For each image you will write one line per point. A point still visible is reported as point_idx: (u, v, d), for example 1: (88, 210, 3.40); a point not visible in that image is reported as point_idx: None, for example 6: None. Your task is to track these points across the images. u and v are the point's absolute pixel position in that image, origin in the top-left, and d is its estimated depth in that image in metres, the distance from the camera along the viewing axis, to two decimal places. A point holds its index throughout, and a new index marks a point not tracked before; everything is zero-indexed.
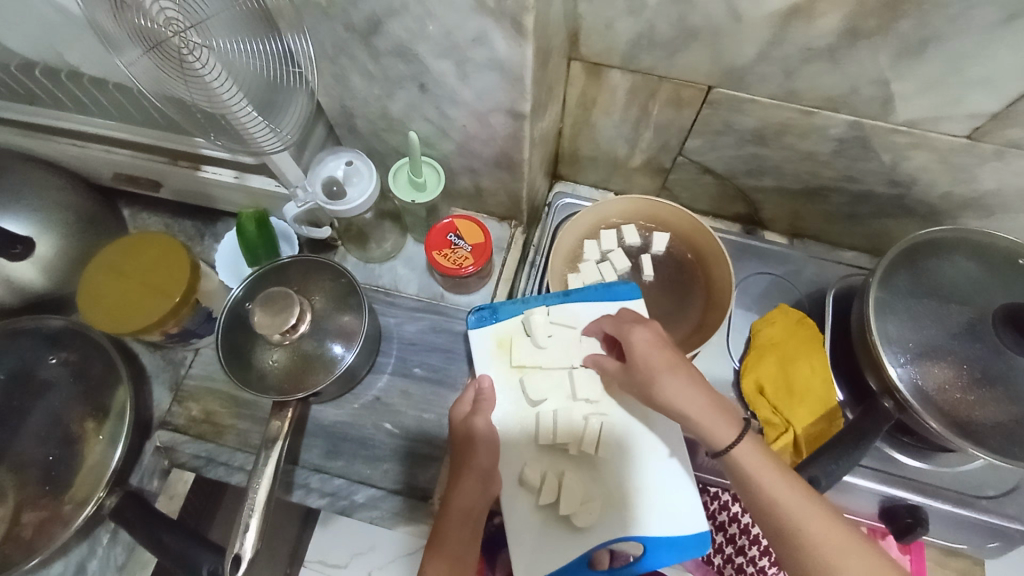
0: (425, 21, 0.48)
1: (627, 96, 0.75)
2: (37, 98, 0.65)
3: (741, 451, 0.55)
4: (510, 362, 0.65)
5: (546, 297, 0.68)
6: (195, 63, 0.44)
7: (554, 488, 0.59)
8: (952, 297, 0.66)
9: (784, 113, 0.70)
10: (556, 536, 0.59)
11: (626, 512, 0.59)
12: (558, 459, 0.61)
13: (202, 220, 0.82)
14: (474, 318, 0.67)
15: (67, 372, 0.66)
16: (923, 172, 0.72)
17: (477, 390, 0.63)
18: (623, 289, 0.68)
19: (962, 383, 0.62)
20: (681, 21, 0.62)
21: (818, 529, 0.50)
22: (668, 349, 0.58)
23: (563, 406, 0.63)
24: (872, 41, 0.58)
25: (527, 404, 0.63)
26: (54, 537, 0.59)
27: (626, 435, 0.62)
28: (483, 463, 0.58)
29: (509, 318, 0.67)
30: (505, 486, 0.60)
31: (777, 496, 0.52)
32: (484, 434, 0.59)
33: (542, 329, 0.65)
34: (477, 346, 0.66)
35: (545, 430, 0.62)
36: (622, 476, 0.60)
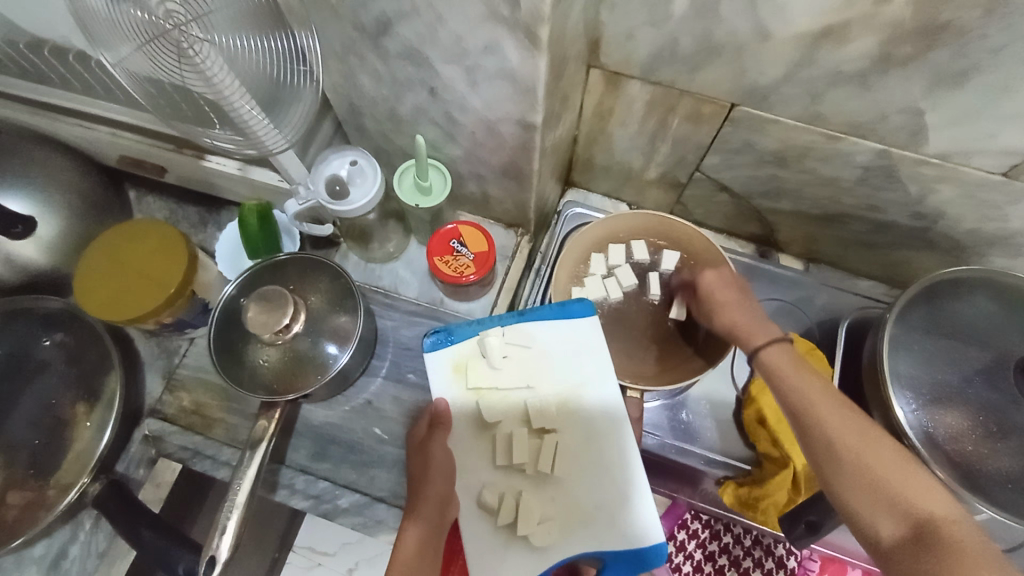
0: (435, 25, 0.46)
1: (645, 108, 0.73)
2: (48, 78, 0.64)
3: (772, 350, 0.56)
4: (466, 387, 0.59)
5: (500, 316, 0.61)
6: (194, 55, 0.42)
7: (512, 509, 0.54)
8: (973, 341, 0.63)
9: (808, 136, 0.67)
10: (516, 557, 0.54)
11: (587, 527, 0.55)
12: (516, 479, 0.56)
13: (206, 207, 0.81)
14: (428, 341, 0.60)
15: (61, 354, 0.66)
16: (950, 207, 0.69)
17: (432, 416, 0.58)
18: (576, 307, 0.62)
19: (976, 434, 0.59)
20: (706, 36, 0.59)
21: (843, 420, 0.50)
22: (737, 288, 0.62)
23: (517, 428, 0.57)
24: (907, 70, 0.55)
25: (481, 429, 0.57)
26: (37, 521, 0.59)
27: (589, 448, 0.57)
28: (439, 488, 0.55)
29: (464, 341, 0.60)
30: (463, 511, 0.55)
31: (799, 385, 0.53)
32: (439, 459, 0.56)
33: (497, 350, 0.59)
34: (432, 371, 0.59)
35: (501, 450, 0.56)
36: (582, 492, 0.56)
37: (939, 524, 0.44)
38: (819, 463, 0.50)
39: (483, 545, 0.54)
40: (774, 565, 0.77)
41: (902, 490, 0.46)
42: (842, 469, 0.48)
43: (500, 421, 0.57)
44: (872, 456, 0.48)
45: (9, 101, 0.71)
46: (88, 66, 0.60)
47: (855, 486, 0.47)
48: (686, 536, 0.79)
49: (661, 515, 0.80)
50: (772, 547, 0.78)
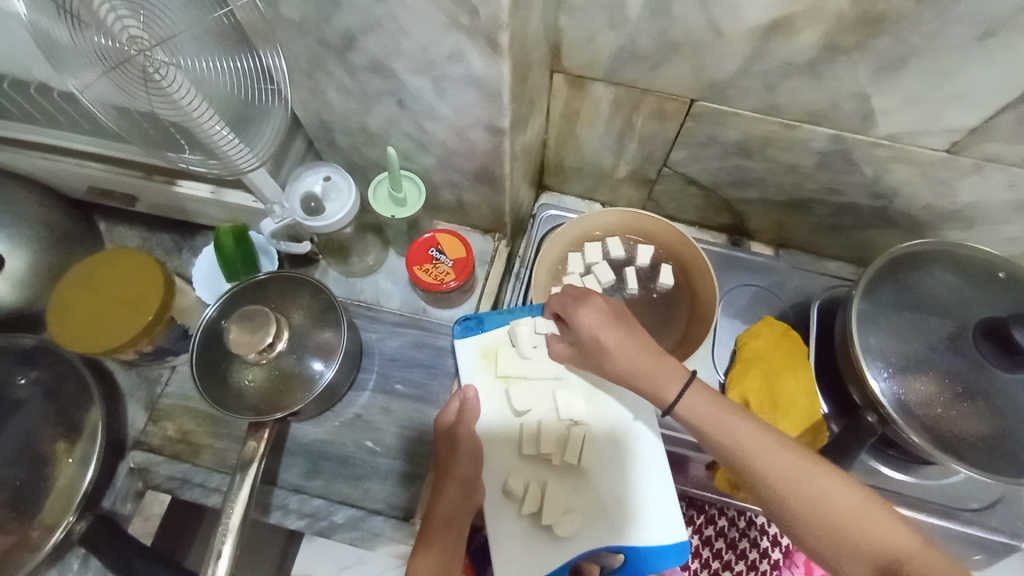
0: (400, 38, 0.47)
1: (611, 108, 0.75)
2: (10, 112, 0.63)
3: (690, 402, 0.57)
4: (495, 373, 0.65)
5: (532, 308, 0.67)
6: (161, 80, 0.44)
7: (536, 497, 0.60)
8: (933, 310, 0.66)
9: (767, 126, 0.70)
10: (540, 545, 0.59)
11: (609, 519, 0.60)
12: (543, 469, 0.62)
13: (181, 233, 0.80)
14: (459, 328, 0.67)
15: (37, 391, 0.64)
16: (904, 185, 0.73)
17: (461, 401, 0.63)
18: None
19: (944, 397, 0.62)
20: (662, 36, 0.61)
21: (784, 471, 0.53)
22: (617, 326, 0.59)
23: (547, 417, 0.63)
24: (851, 57, 0.58)
25: (512, 414, 0.64)
26: (21, 564, 0.58)
27: (612, 441, 0.63)
28: (465, 472, 0.59)
29: (494, 329, 0.67)
30: (488, 495, 0.61)
31: (734, 439, 0.55)
32: (468, 443, 0.60)
33: (527, 340, 0.65)
34: (463, 356, 0.66)
35: (528, 440, 0.62)
36: (606, 484, 0.61)
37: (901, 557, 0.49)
38: (775, 512, 0.54)
39: (507, 532, 0.60)
40: (769, 544, 0.78)
41: (858, 530, 0.50)
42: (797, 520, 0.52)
43: (528, 409, 0.63)
44: (820, 501, 0.51)
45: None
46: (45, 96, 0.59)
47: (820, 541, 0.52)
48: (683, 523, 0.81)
49: None
50: (765, 526, 0.79)
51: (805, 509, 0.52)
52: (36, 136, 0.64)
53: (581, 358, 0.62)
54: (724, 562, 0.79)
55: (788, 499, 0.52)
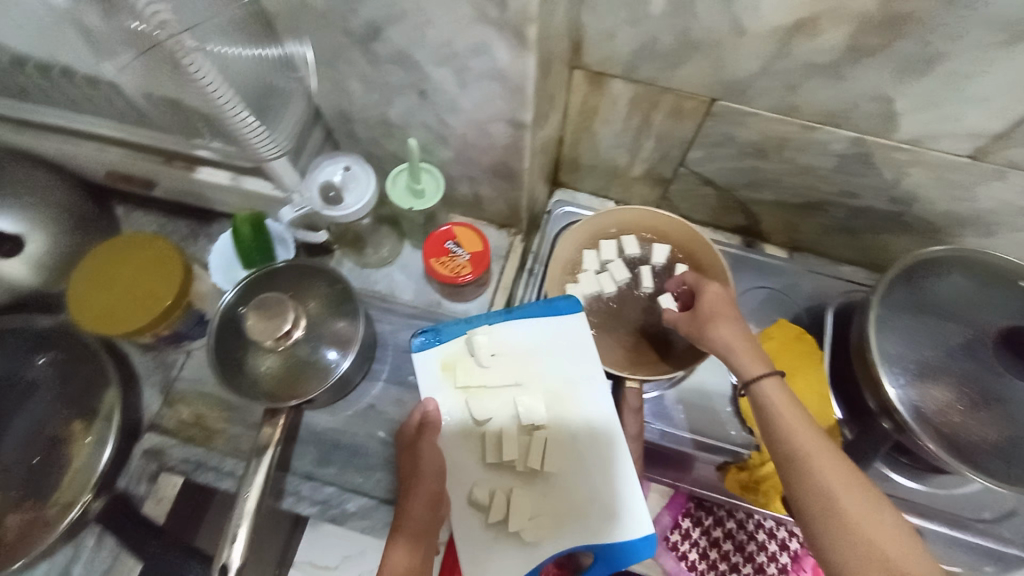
0: (425, 29, 0.47)
1: (629, 106, 0.75)
2: (24, 94, 0.62)
3: (767, 385, 0.56)
4: (454, 384, 0.61)
5: (488, 315, 0.63)
6: (191, 70, 0.43)
7: (502, 505, 0.57)
8: (952, 316, 0.66)
9: (785, 127, 0.70)
10: (506, 554, 0.56)
11: (579, 521, 0.57)
12: (506, 476, 0.58)
13: (197, 220, 0.81)
14: (417, 341, 0.62)
15: (53, 373, 0.65)
16: (923, 190, 0.72)
17: (422, 414, 0.59)
18: (564, 304, 0.64)
19: (961, 406, 0.61)
20: (683, 34, 0.61)
21: (839, 468, 0.50)
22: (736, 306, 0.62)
23: (509, 425, 0.59)
24: (874, 59, 0.57)
25: (474, 426, 0.59)
26: (36, 543, 0.58)
27: (578, 444, 0.59)
28: (432, 487, 0.57)
29: (452, 340, 0.62)
30: (454, 507, 0.57)
31: (799, 431, 0.53)
32: (429, 458, 0.57)
33: (485, 349, 0.61)
34: (421, 370, 0.61)
35: (491, 447, 0.58)
36: (574, 486, 0.58)
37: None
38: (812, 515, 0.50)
39: (475, 542, 0.56)
40: (778, 547, 0.79)
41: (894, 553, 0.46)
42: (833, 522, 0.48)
43: (490, 418, 0.59)
44: (861, 511, 0.48)
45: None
46: (55, 77, 0.57)
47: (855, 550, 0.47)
48: (691, 524, 0.81)
49: (664, 506, 0.81)
50: (775, 529, 0.79)
51: (845, 514, 0.48)
52: (55, 119, 0.64)
53: (685, 324, 0.64)
54: (731, 563, 0.79)
55: (834, 498, 0.49)
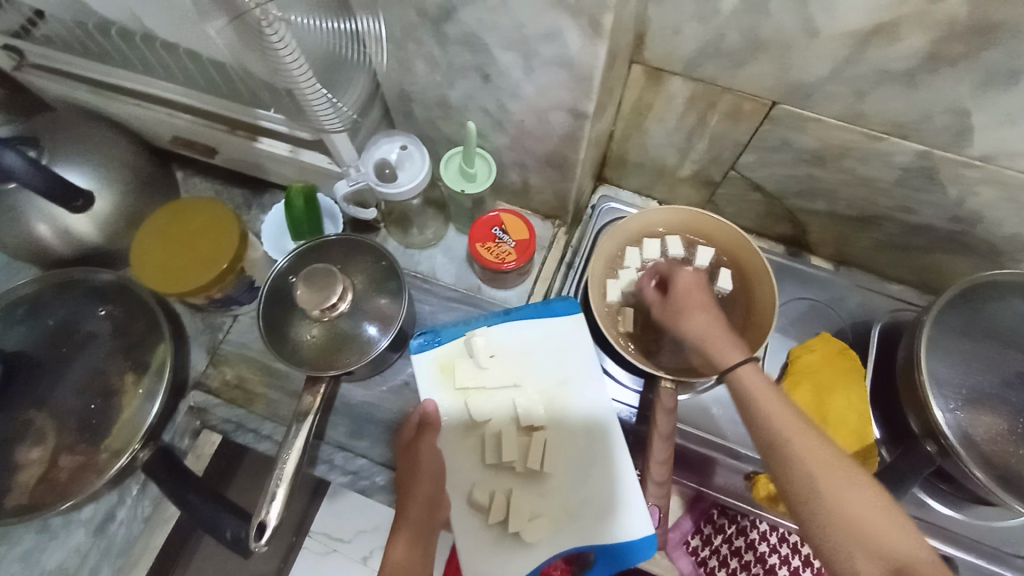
0: (499, 12, 0.47)
1: (685, 105, 0.74)
2: (100, 53, 0.65)
3: (744, 372, 0.58)
4: (453, 386, 0.62)
5: (487, 317, 0.66)
6: (274, 37, 0.43)
7: (501, 506, 0.58)
8: (1010, 343, 0.64)
9: (848, 135, 0.68)
10: (508, 555, 0.57)
11: (578, 524, 0.58)
12: (504, 477, 0.60)
13: (252, 190, 0.85)
14: (417, 342, 0.64)
15: (110, 326, 0.68)
16: (990, 210, 0.69)
17: (421, 414, 0.60)
18: (559, 306, 0.67)
19: (1012, 436, 0.60)
20: (753, 33, 0.60)
21: (819, 452, 0.51)
22: (705, 295, 0.68)
23: (507, 427, 0.61)
24: (956, 69, 0.55)
25: (472, 427, 0.61)
26: (87, 485, 0.61)
27: (574, 445, 0.61)
28: (427, 490, 0.57)
29: (451, 341, 0.64)
30: (453, 508, 0.58)
31: (777, 416, 0.54)
32: (428, 459, 0.58)
33: (483, 350, 0.63)
34: (419, 371, 0.63)
35: (490, 448, 0.60)
36: (572, 487, 0.59)
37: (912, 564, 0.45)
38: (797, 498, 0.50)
39: (475, 542, 0.57)
40: (800, 563, 0.77)
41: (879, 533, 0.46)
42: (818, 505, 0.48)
43: (489, 418, 0.61)
44: (844, 492, 0.48)
45: (45, 71, 0.69)
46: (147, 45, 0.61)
47: (831, 525, 0.47)
48: (713, 531, 0.80)
49: (686, 512, 0.80)
50: (798, 545, 0.78)
51: (829, 491, 0.48)
52: (123, 80, 0.65)
53: (660, 312, 0.70)
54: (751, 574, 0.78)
55: (816, 478, 0.49)
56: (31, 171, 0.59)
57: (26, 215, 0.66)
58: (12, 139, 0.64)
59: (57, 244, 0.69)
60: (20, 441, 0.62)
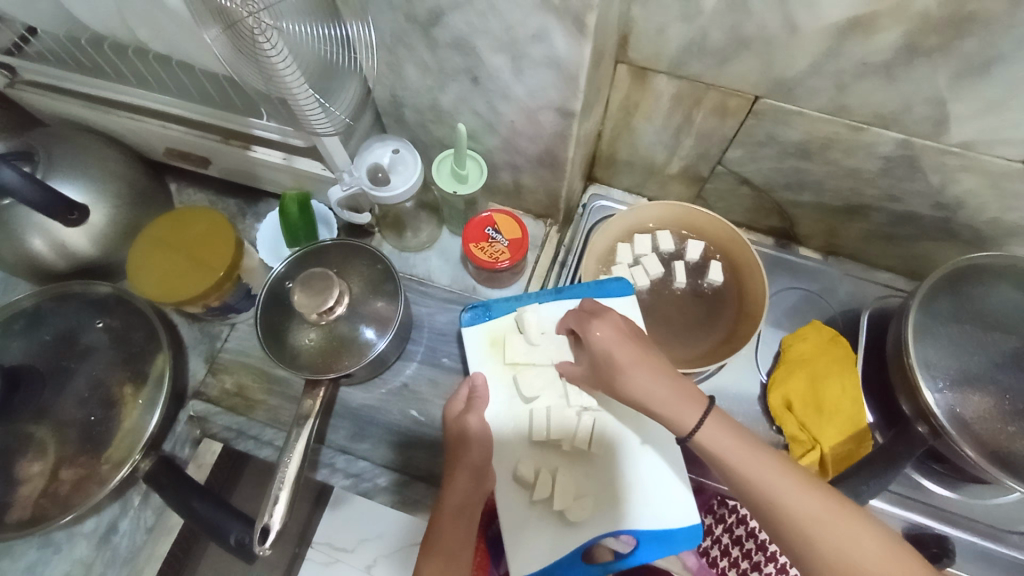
0: (488, 16, 0.49)
1: (672, 103, 0.75)
2: (94, 67, 0.65)
3: (711, 433, 0.55)
4: (504, 360, 0.66)
5: (539, 294, 0.69)
6: (266, 45, 0.44)
7: (548, 484, 0.61)
8: (997, 325, 0.65)
9: (832, 127, 0.69)
10: (549, 531, 0.60)
11: (620, 507, 0.61)
12: (552, 456, 0.63)
13: (246, 199, 0.85)
14: (468, 316, 0.69)
15: (108, 337, 0.68)
16: (971, 196, 0.71)
17: (470, 387, 0.65)
18: (614, 286, 0.70)
19: (1000, 415, 0.61)
20: (735, 29, 0.61)
21: (807, 508, 0.50)
22: (632, 342, 0.58)
23: (555, 404, 0.64)
24: (931, 59, 0.57)
25: (521, 401, 0.65)
26: (89, 496, 0.62)
27: (619, 430, 0.63)
28: (475, 459, 0.60)
29: (502, 316, 0.69)
30: (499, 484, 0.62)
31: (761, 475, 0.52)
32: (477, 432, 0.62)
33: (535, 327, 0.66)
34: (470, 342, 0.68)
35: (538, 427, 0.63)
36: (616, 472, 0.62)
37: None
38: (796, 553, 0.51)
39: (520, 518, 0.61)
40: None
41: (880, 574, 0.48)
42: (817, 562, 0.50)
43: (537, 396, 0.64)
44: (841, 544, 0.49)
45: (40, 88, 0.70)
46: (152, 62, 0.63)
47: None
48: (714, 521, 0.81)
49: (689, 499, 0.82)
50: None
51: (826, 546, 0.49)
52: (113, 93, 0.65)
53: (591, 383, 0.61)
54: (753, 562, 0.77)
55: (812, 538, 0.50)
56: (28, 185, 0.59)
57: (22, 230, 0.66)
58: (7, 154, 0.65)
59: (53, 258, 0.69)
60: (20, 455, 0.62)
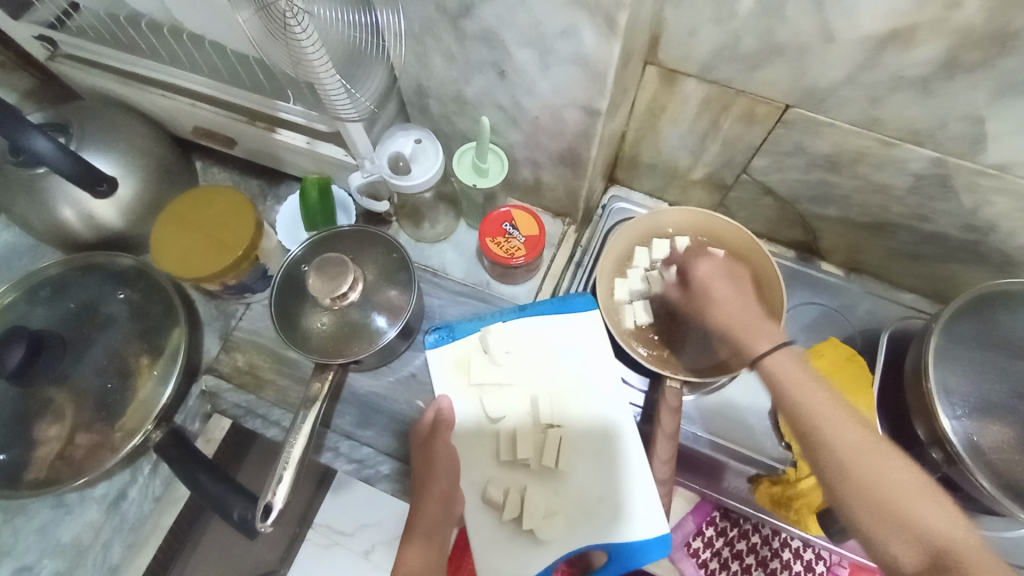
0: (517, 10, 0.48)
1: (699, 107, 0.74)
2: (130, 44, 0.67)
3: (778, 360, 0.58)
4: (468, 380, 0.66)
5: (501, 313, 0.69)
6: (297, 28, 0.44)
7: (516, 503, 0.60)
8: (1023, 353, 0.63)
9: (863, 141, 0.67)
10: (521, 551, 0.60)
11: (591, 522, 0.61)
12: (521, 474, 0.62)
13: (268, 181, 0.87)
14: (430, 338, 0.67)
15: (128, 309, 0.70)
16: (1006, 220, 0.68)
17: (436, 411, 0.64)
18: (577, 301, 0.70)
19: (1019, 446, 0.59)
20: (769, 36, 0.60)
21: (850, 436, 0.51)
22: (728, 278, 0.67)
23: (523, 422, 0.64)
24: (973, 75, 0.55)
25: (487, 420, 0.65)
26: (102, 462, 0.63)
27: (584, 446, 0.63)
28: (442, 486, 0.59)
29: (465, 337, 0.68)
30: (468, 505, 0.61)
31: (812, 402, 0.54)
32: (443, 454, 0.61)
33: (498, 347, 0.66)
34: (434, 365, 0.67)
35: (505, 446, 0.63)
36: (586, 486, 0.62)
37: (955, 546, 0.44)
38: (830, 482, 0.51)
39: (492, 539, 0.60)
40: (802, 568, 0.78)
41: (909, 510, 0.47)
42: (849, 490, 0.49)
43: (503, 415, 0.64)
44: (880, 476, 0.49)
45: (77, 61, 0.72)
46: (187, 42, 0.65)
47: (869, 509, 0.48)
48: (715, 534, 0.80)
49: (688, 512, 0.80)
50: (801, 550, 0.78)
51: (862, 476, 0.49)
52: (145, 70, 0.66)
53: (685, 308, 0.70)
54: None
55: (849, 467, 0.50)
56: (61, 156, 0.60)
57: (53, 199, 0.67)
58: (42, 125, 0.67)
59: (81, 228, 0.71)
60: (38, 418, 0.64)
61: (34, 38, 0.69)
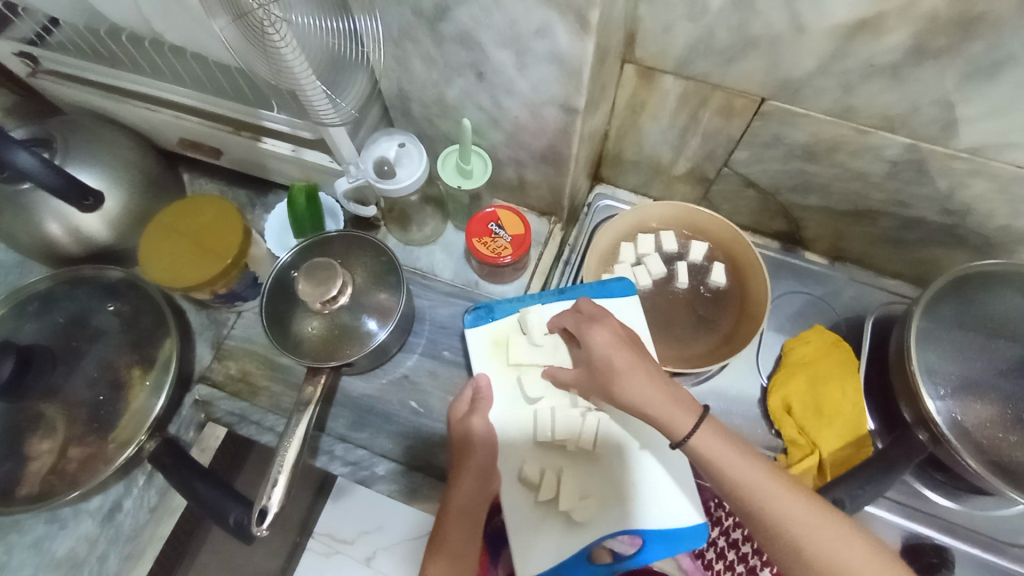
0: (492, 10, 0.49)
1: (678, 102, 0.75)
2: (113, 58, 0.67)
3: (701, 438, 0.54)
4: (507, 361, 0.67)
5: (541, 295, 0.70)
6: (275, 36, 0.45)
7: (552, 484, 0.61)
8: (1000, 332, 0.65)
9: (838, 129, 0.69)
10: (552, 531, 0.61)
11: (625, 506, 0.61)
12: (557, 456, 0.63)
13: (255, 190, 0.87)
14: (470, 317, 0.69)
15: (119, 321, 0.70)
16: (981, 202, 0.70)
17: (474, 389, 0.65)
18: (616, 286, 0.71)
19: (1002, 422, 0.61)
20: (741, 29, 0.61)
21: (799, 515, 0.51)
22: (628, 349, 0.57)
23: (560, 405, 0.65)
24: (939, 61, 0.56)
25: (524, 402, 0.65)
26: (96, 474, 0.63)
27: (622, 433, 0.64)
28: (480, 462, 0.61)
29: (504, 317, 0.69)
30: (504, 484, 0.62)
31: (746, 480, 0.52)
32: (481, 435, 0.62)
33: (539, 328, 0.67)
34: (474, 344, 0.69)
35: (543, 428, 0.63)
36: (622, 471, 0.62)
37: None
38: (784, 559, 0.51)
39: (525, 518, 0.61)
40: None
41: None
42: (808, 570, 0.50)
43: (541, 397, 0.65)
44: (843, 560, 0.49)
45: (57, 75, 0.72)
46: (170, 56, 0.66)
47: None
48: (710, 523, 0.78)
49: None
50: None
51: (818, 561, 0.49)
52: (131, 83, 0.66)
53: (590, 380, 0.60)
54: (749, 568, 0.75)
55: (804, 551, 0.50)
56: (45, 170, 0.61)
57: (39, 214, 0.68)
58: (27, 141, 0.67)
59: (68, 242, 0.71)
60: (31, 432, 0.64)
61: (15, 55, 0.69)
